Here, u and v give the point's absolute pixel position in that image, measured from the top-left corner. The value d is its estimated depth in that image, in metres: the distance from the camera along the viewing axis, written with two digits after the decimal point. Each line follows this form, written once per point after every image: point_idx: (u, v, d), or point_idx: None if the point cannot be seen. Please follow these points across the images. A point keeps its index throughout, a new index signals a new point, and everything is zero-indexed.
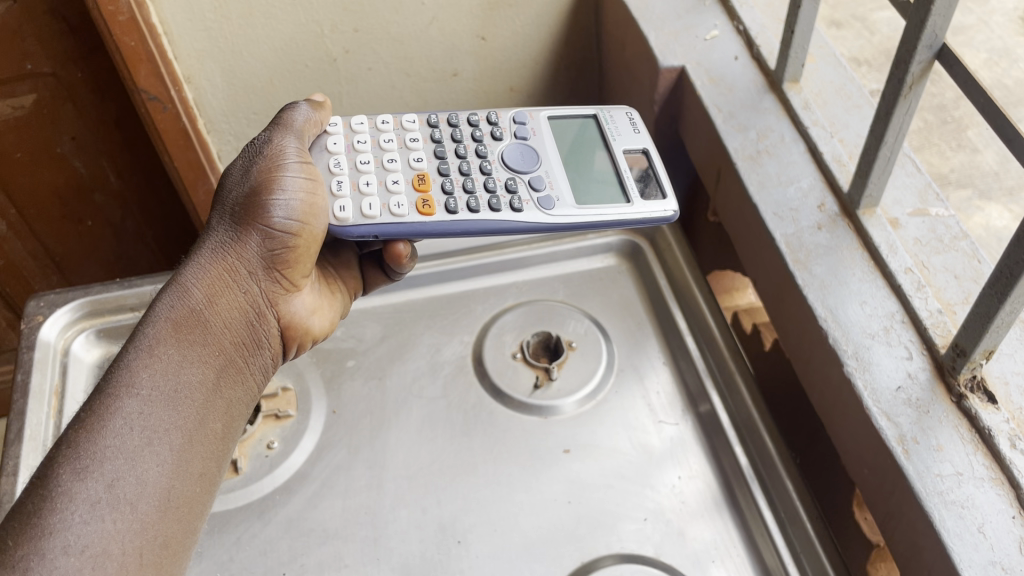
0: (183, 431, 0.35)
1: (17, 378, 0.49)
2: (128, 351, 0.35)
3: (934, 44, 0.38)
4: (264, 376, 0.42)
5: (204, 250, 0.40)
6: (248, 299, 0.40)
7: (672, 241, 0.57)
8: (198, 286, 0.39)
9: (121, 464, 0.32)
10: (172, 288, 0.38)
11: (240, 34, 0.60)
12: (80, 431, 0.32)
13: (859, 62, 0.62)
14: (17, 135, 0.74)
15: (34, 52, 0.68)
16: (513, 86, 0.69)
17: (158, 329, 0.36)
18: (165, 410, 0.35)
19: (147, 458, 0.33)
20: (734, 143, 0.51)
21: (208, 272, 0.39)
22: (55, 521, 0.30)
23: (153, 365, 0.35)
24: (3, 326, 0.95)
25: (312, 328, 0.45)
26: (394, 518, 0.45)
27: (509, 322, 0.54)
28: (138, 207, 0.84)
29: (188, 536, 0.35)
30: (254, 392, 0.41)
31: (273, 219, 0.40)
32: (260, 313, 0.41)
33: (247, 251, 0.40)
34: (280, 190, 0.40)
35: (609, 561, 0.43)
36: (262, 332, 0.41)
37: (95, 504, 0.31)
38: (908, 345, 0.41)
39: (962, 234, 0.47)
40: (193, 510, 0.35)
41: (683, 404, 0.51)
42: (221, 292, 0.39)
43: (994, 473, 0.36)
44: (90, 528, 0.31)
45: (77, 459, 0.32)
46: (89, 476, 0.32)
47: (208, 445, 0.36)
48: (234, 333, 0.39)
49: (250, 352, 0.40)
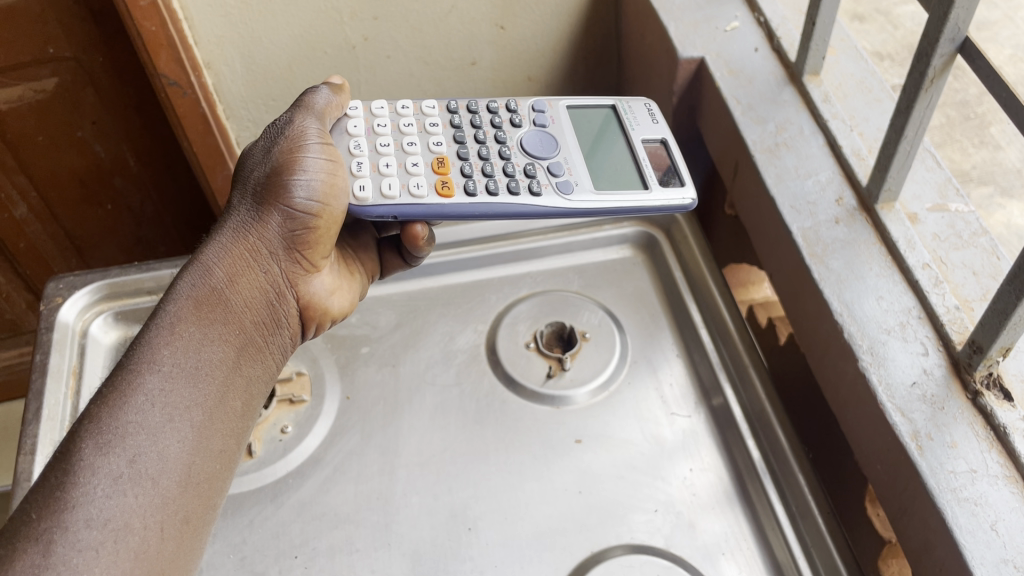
0: (204, 408, 0.35)
1: (35, 358, 0.49)
2: (150, 329, 0.36)
3: (956, 37, 0.37)
4: (282, 357, 0.42)
5: (225, 229, 0.40)
6: (268, 279, 0.41)
7: (689, 233, 0.57)
8: (220, 264, 0.39)
9: (143, 440, 0.33)
10: (193, 267, 0.39)
11: (260, 20, 0.61)
12: (102, 406, 0.33)
13: (882, 56, 0.61)
14: (39, 119, 0.75)
15: (58, 37, 0.69)
16: (532, 76, 0.69)
17: (179, 307, 0.37)
18: (187, 386, 0.35)
19: (168, 434, 0.34)
20: (752, 135, 0.51)
21: (229, 251, 0.39)
22: (77, 495, 0.31)
23: (173, 344, 0.36)
24: (24, 307, 0.95)
25: (331, 310, 0.45)
26: (405, 503, 0.46)
27: (524, 311, 0.54)
28: (157, 191, 0.86)
29: (209, 510, 0.35)
30: (271, 371, 0.41)
31: (293, 200, 0.40)
32: (279, 293, 0.41)
33: (267, 231, 0.40)
34: (301, 172, 0.41)
35: (619, 551, 0.44)
36: (281, 312, 0.42)
37: (117, 478, 0.32)
38: (924, 341, 0.41)
39: (982, 230, 0.47)
40: (214, 486, 0.36)
41: (696, 396, 0.51)
42: (242, 272, 0.40)
43: (1009, 472, 0.36)
44: (112, 502, 0.31)
45: (99, 434, 0.32)
46: (111, 451, 0.32)
47: (227, 422, 0.37)
48: (255, 313, 0.40)
49: (269, 331, 0.41)
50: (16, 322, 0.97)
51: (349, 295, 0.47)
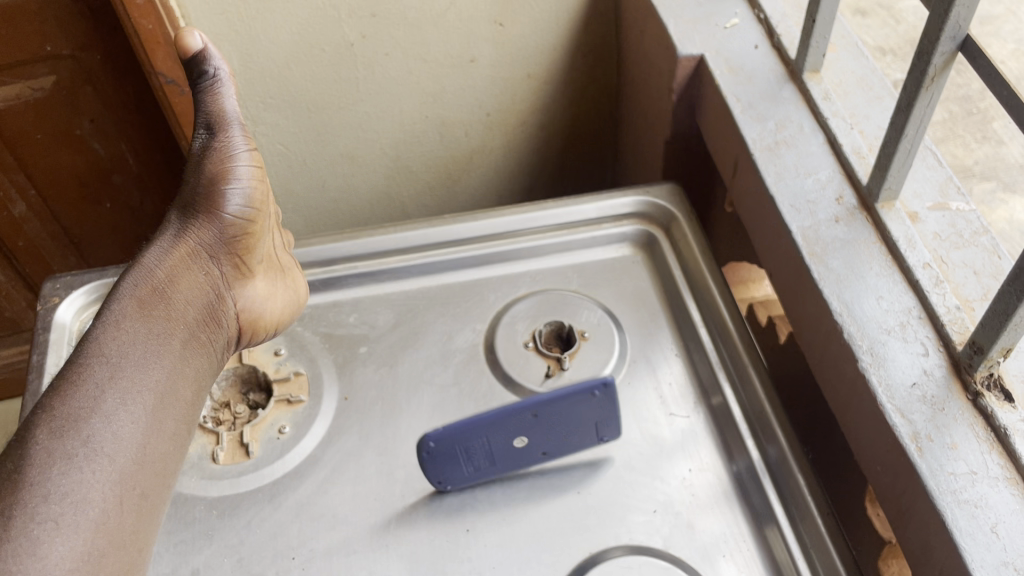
0: (151, 393, 0.41)
1: (32, 358, 0.49)
2: (96, 328, 0.42)
3: (957, 35, 0.37)
4: (228, 346, 0.49)
5: (162, 237, 0.48)
6: (207, 279, 0.48)
7: (688, 231, 0.56)
8: (163, 267, 0.46)
9: (95, 426, 0.38)
10: (135, 269, 0.45)
11: (257, 18, 0.60)
12: (53, 397, 0.38)
13: (884, 51, 0.61)
14: (37, 116, 0.75)
15: (56, 36, 0.69)
16: (532, 73, 0.69)
17: (123, 307, 0.43)
18: (132, 375, 0.41)
19: (120, 417, 0.39)
20: (752, 133, 0.50)
21: (171, 256, 0.47)
22: (35, 475, 0.35)
23: (118, 337, 0.42)
24: (23, 305, 0.95)
25: (268, 314, 0.49)
26: (404, 505, 0.46)
27: (522, 311, 0.54)
28: (157, 189, 0.85)
29: (165, 488, 0.41)
30: (219, 358, 0.47)
31: (226, 208, 0.48)
32: (218, 291, 0.49)
33: (196, 236, 0.48)
34: (232, 182, 0.48)
35: (617, 552, 0.43)
36: (227, 307, 0.49)
37: (72, 459, 0.37)
38: (924, 341, 0.40)
39: (983, 229, 0.46)
40: (167, 465, 0.41)
41: (695, 396, 0.50)
42: (185, 273, 0.47)
43: (1009, 473, 0.36)
44: (66, 480, 0.36)
45: (51, 422, 0.37)
46: (63, 436, 0.37)
47: (173, 409, 0.42)
48: (195, 307, 0.47)
49: (218, 324, 0.48)
50: (16, 321, 0.97)
51: (289, 304, 0.50)
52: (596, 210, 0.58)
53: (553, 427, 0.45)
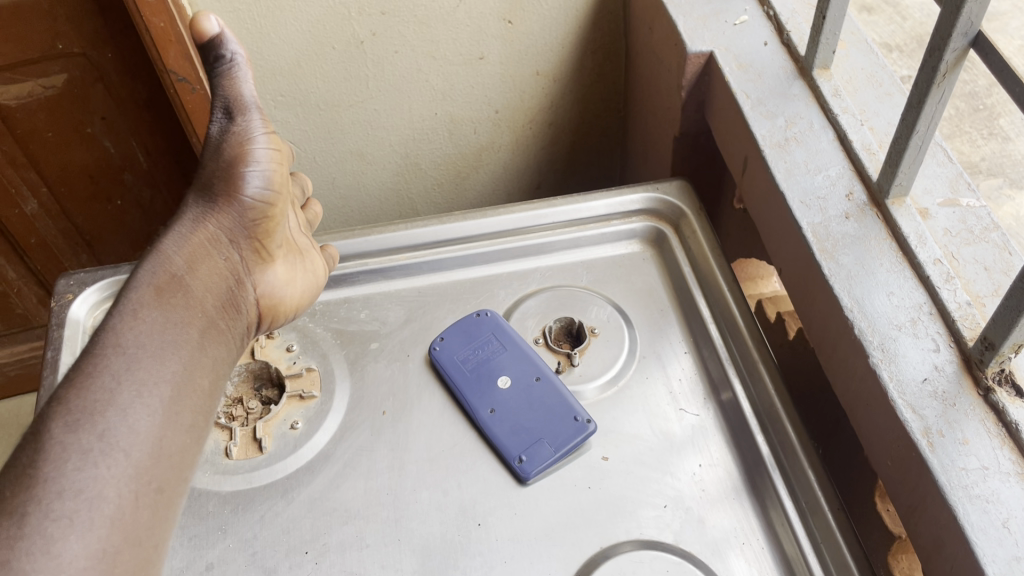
0: (169, 384, 0.41)
1: (47, 354, 0.50)
2: (116, 317, 0.42)
3: (970, 31, 0.37)
4: (247, 328, 0.49)
5: (180, 222, 0.48)
6: (228, 263, 0.48)
7: (698, 227, 0.56)
8: (184, 254, 0.46)
9: (109, 419, 0.38)
10: (155, 257, 0.45)
11: (269, 16, 0.61)
12: (71, 390, 0.38)
13: (890, 47, 0.61)
14: (49, 113, 0.76)
15: (68, 34, 0.69)
16: (540, 71, 0.69)
17: (143, 295, 0.43)
18: (150, 366, 0.41)
19: (137, 409, 0.39)
20: (761, 130, 0.50)
21: (190, 241, 0.47)
22: (51, 469, 0.35)
23: (138, 325, 0.42)
24: (34, 302, 0.96)
25: (289, 299, 0.51)
26: (415, 499, 0.46)
27: (532, 307, 0.55)
28: (167, 187, 0.86)
29: (181, 482, 0.40)
30: (239, 340, 0.48)
31: (246, 193, 0.48)
32: (239, 274, 0.49)
33: (214, 221, 0.48)
34: (250, 166, 0.48)
35: (628, 546, 0.44)
36: (247, 291, 0.49)
37: (87, 453, 0.36)
38: (935, 337, 0.40)
39: (993, 225, 0.46)
40: (184, 459, 0.41)
41: (704, 391, 0.51)
42: (205, 259, 0.47)
43: (1021, 468, 0.36)
44: (82, 475, 0.36)
45: (69, 416, 0.37)
46: (80, 430, 0.37)
47: (189, 399, 0.42)
48: (214, 294, 0.46)
49: (237, 308, 0.48)
50: (28, 318, 0.97)
51: (307, 288, 0.52)
52: (605, 206, 0.58)
53: (513, 416, 0.49)
